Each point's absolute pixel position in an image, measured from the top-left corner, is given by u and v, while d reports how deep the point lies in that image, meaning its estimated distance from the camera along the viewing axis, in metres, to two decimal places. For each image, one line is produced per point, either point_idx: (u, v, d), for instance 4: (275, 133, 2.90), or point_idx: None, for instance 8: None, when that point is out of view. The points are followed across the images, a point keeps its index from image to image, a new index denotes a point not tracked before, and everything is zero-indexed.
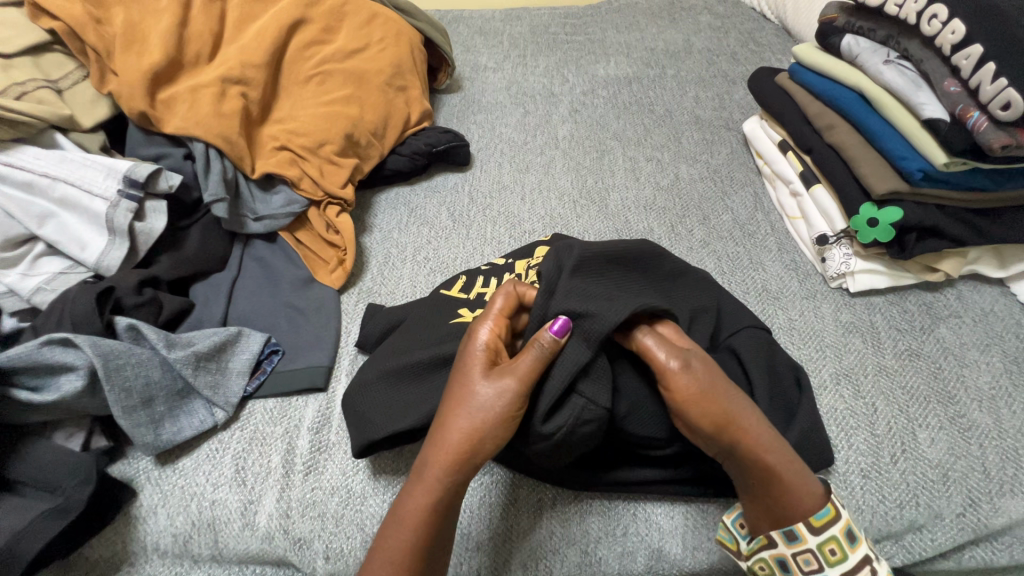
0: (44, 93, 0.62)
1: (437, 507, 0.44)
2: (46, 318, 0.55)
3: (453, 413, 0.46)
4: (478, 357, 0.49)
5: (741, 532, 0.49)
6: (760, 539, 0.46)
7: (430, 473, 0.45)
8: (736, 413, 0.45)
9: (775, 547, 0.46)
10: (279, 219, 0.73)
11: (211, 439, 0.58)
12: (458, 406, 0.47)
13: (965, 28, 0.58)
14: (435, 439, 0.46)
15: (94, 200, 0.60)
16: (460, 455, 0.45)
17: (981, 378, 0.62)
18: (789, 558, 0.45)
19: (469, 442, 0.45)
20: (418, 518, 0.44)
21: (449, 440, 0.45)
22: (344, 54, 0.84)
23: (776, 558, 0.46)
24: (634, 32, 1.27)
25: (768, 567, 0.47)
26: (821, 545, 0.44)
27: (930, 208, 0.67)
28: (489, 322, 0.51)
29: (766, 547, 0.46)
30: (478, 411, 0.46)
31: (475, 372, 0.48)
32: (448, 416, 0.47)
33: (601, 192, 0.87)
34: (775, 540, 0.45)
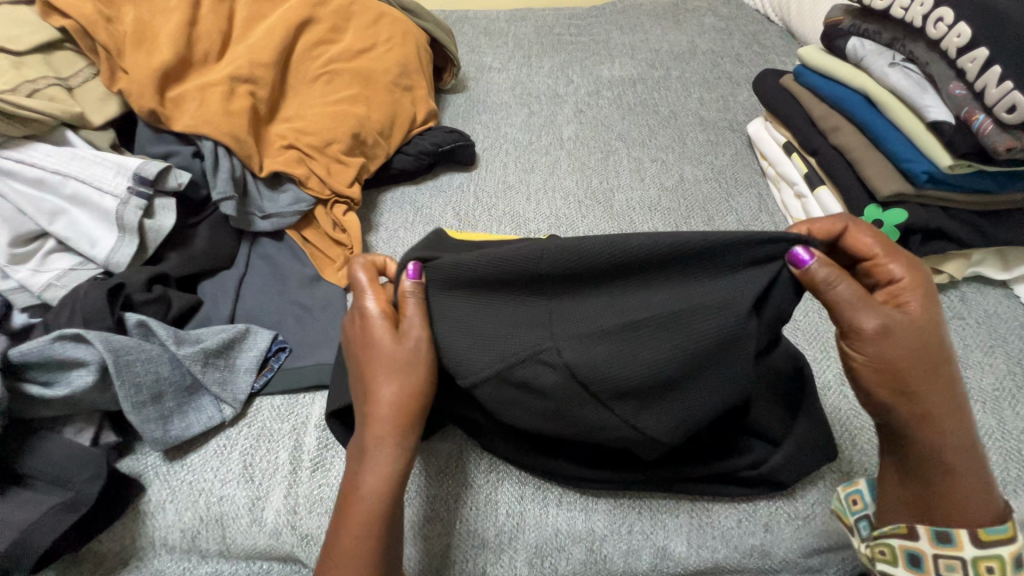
0: (55, 90, 0.63)
1: (393, 474, 0.47)
2: (57, 313, 0.56)
3: (382, 381, 0.48)
4: (379, 322, 0.50)
5: (854, 510, 0.50)
6: (899, 527, 0.46)
7: (382, 448, 0.47)
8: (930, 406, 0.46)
9: (914, 540, 0.45)
10: (286, 217, 0.73)
11: (218, 435, 0.58)
12: (391, 371, 0.48)
13: (971, 31, 0.58)
14: (371, 410, 0.48)
15: (104, 196, 0.61)
16: (402, 421, 0.48)
17: (985, 380, 0.62)
18: (925, 554, 0.45)
19: (406, 406, 0.48)
20: (379, 490, 0.46)
21: (387, 409, 0.47)
22: (351, 53, 0.85)
23: (906, 550, 0.46)
24: (638, 33, 1.27)
25: (889, 554, 0.47)
26: (979, 558, 0.44)
27: (935, 210, 0.67)
28: (371, 292, 0.52)
29: (903, 535, 0.46)
30: (404, 375, 0.48)
31: (383, 339, 0.49)
32: (377, 387, 0.48)
33: (606, 192, 0.88)
34: (918, 534, 0.45)
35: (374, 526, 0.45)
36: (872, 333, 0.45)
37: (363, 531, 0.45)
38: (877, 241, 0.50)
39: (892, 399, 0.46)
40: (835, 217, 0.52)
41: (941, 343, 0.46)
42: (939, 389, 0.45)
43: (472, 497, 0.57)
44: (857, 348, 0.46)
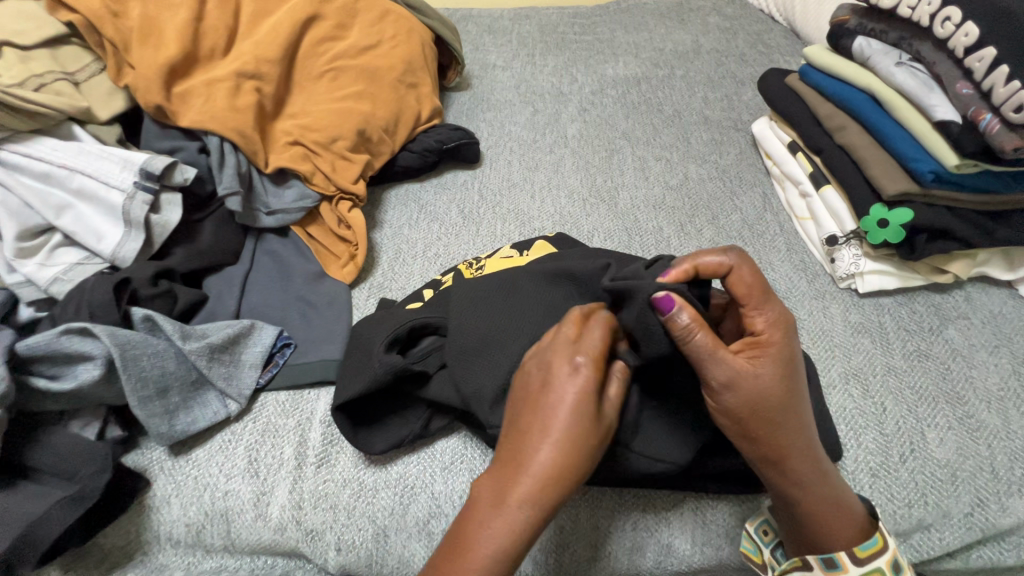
0: (61, 85, 0.63)
1: (516, 549, 0.40)
2: (63, 308, 0.56)
3: (546, 446, 0.41)
4: (581, 378, 0.42)
5: (765, 542, 0.53)
6: (793, 560, 0.49)
7: (515, 511, 0.40)
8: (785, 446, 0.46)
9: (810, 570, 0.49)
10: (292, 213, 0.73)
11: (223, 430, 0.59)
12: (563, 440, 0.41)
13: (979, 30, 0.58)
14: (513, 473, 0.41)
15: (110, 191, 0.61)
16: (546, 491, 0.41)
17: (989, 380, 0.62)
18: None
19: (554, 476, 0.41)
20: (500, 559, 0.40)
21: (529, 479, 0.40)
22: (357, 50, 0.85)
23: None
24: (642, 32, 1.27)
25: None
26: (865, 575, 0.48)
27: (940, 209, 0.67)
28: (588, 350, 0.44)
29: (800, 569, 0.49)
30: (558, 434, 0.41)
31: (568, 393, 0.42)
32: (536, 443, 0.41)
33: (610, 190, 0.88)
34: (811, 564, 0.49)
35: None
36: (717, 386, 0.45)
37: None
38: (748, 292, 0.46)
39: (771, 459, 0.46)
40: (723, 251, 0.47)
41: (788, 395, 0.45)
42: (790, 431, 0.46)
43: None
44: (713, 398, 0.46)
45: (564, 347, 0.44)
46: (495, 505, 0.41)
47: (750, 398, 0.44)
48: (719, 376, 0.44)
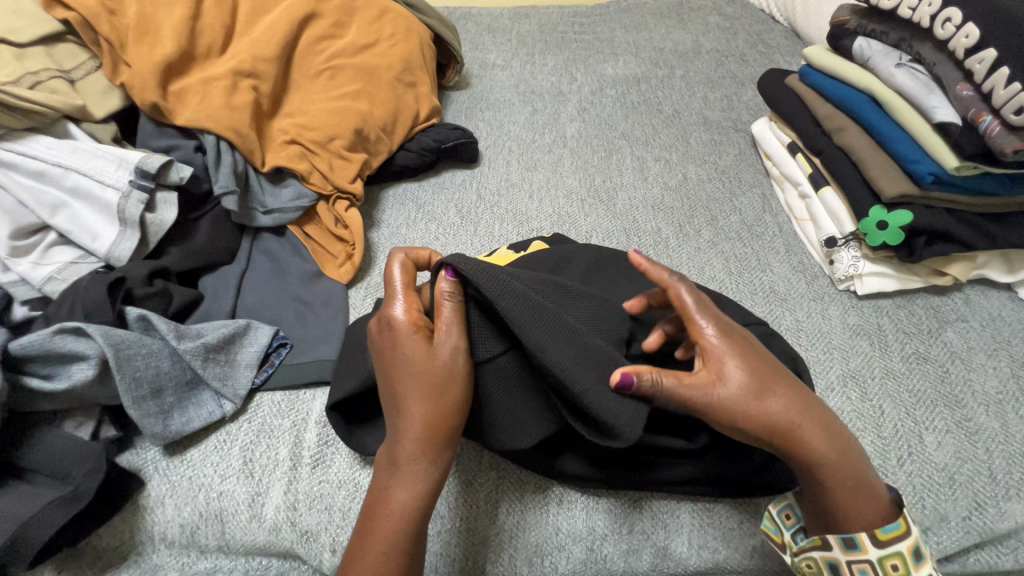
0: (57, 83, 0.63)
1: (424, 492, 0.45)
2: (57, 307, 0.56)
3: (414, 401, 0.45)
4: (410, 334, 0.47)
5: (786, 525, 0.50)
6: (813, 540, 0.47)
7: (414, 465, 0.45)
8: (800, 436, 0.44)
9: (829, 550, 0.46)
10: (289, 213, 0.73)
11: (219, 431, 0.58)
12: (423, 391, 0.45)
13: (979, 32, 0.58)
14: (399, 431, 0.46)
15: (106, 189, 0.60)
16: (437, 437, 0.46)
17: (988, 383, 0.62)
18: (842, 563, 0.46)
19: (444, 423, 0.46)
20: (410, 511, 0.45)
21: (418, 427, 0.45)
22: (355, 49, 0.84)
23: (827, 561, 0.47)
24: (642, 32, 1.27)
25: (816, 566, 0.47)
26: (883, 558, 0.45)
27: (940, 211, 0.67)
28: (400, 296, 0.49)
29: (818, 548, 0.46)
30: (441, 379, 0.46)
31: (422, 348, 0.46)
32: (408, 404, 0.46)
33: (609, 191, 0.87)
34: (831, 544, 0.46)
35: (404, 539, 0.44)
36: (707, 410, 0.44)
37: (390, 549, 0.44)
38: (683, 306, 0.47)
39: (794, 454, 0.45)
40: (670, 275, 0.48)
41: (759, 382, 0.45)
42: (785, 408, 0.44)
43: (473, 496, 0.56)
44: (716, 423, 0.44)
45: (387, 305, 0.49)
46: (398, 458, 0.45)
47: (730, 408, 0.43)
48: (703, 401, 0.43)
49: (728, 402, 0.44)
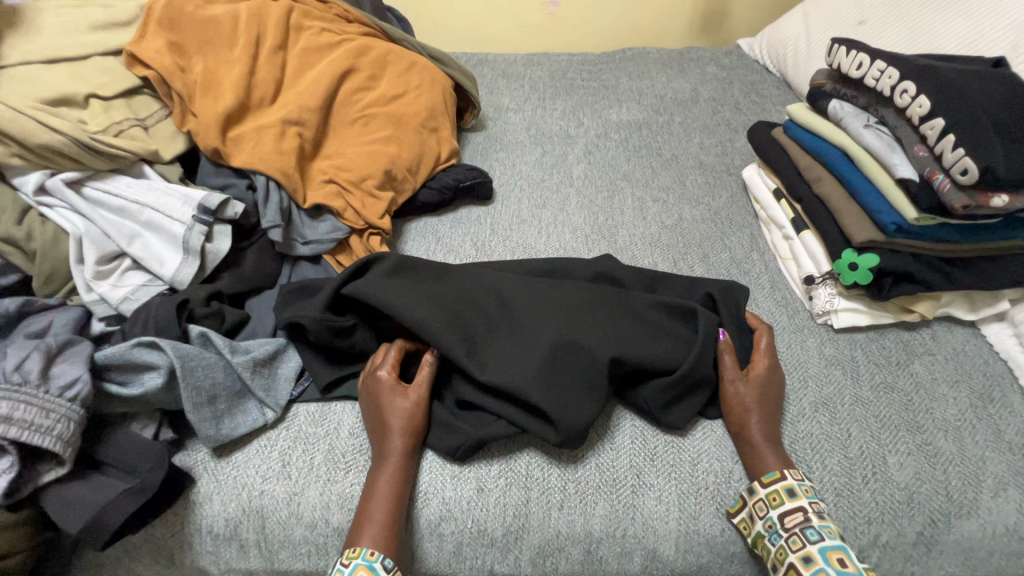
0: (135, 130, 0.73)
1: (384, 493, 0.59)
2: (132, 323, 0.64)
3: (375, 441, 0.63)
4: (386, 389, 0.65)
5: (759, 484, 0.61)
6: (775, 474, 0.61)
7: (374, 474, 0.61)
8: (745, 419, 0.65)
9: (785, 480, 0.60)
10: (324, 243, 0.81)
11: (261, 436, 0.66)
12: (375, 432, 0.64)
13: (930, 103, 0.67)
14: (386, 434, 0.63)
15: (173, 223, 0.69)
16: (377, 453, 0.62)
17: (948, 411, 0.69)
18: (796, 487, 0.60)
19: (380, 438, 0.63)
20: (377, 518, 0.58)
21: (398, 422, 0.63)
22: (386, 99, 0.95)
23: (786, 488, 0.59)
24: (645, 79, 1.38)
25: (779, 497, 0.59)
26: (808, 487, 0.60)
27: (904, 255, 0.75)
28: (387, 364, 0.66)
29: (778, 478, 0.60)
30: (386, 415, 0.63)
31: (387, 399, 0.64)
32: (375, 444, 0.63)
33: (610, 228, 0.96)
34: (787, 474, 0.61)
35: (392, 503, 0.59)
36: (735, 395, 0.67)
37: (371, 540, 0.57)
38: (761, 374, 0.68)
39: (732, 410, 0.66)
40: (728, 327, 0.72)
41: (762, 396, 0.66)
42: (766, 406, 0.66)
43: (483, 501, 0.63)
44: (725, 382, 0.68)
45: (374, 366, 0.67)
46: (379, 454, 0.62)
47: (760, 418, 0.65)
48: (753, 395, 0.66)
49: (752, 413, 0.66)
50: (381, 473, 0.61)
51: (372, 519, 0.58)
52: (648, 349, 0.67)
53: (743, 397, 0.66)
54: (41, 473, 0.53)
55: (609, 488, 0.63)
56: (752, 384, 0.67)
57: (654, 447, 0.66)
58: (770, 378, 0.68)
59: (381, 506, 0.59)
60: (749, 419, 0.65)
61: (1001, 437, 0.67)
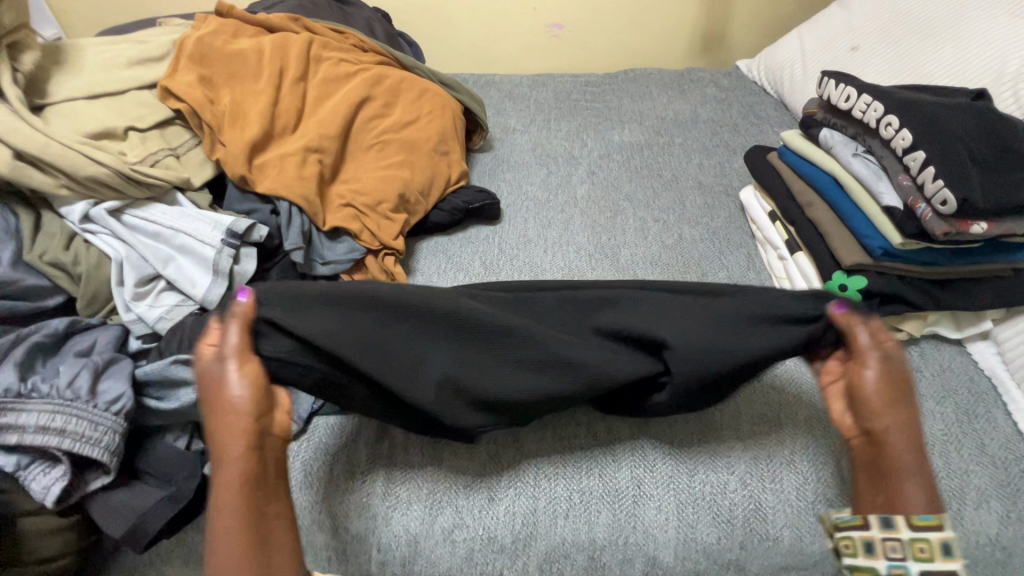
0: (169, 160, 0.78)
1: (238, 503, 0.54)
2: (168, 342, 0.68)
3: (217, 442, 0.56)
4: (219, 378, 0.57)
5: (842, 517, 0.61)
6: (855, 519, 0.59)
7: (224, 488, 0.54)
8: (885, 425, 0.61)
9: (867, 529, 0.58)
10: (342, 263, 0.86)
11: (284, 447, 0.71)
12: (217, 431, 0.56)
13: (912, 136, 0.71)
14: (222, 436, 0.56)
15: (204, 247, 0.73)
16: (220, 454, 0.56)
17: (935, 426, 0.73)
18: (876, 540, 0.57)
19: (222, 435, 0.56)
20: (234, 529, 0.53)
21: (227, 418, 0.56)
22: (400, 125, 1.01)
23: (863, 540, 0.58)
24: (646, 101, 1.43)
25: (852, 545, 0.59)
26: (911, 539, 0.55)
27: (891, 278, 0.79)
28: (225, 351, 0.58)
29: (858, 527, 0.58)
30: (225, 414, 0.56)
31: (224, 396, 0.57)
32: (217, 447, 0.56)
33: (613, 247, 1.01)
34: (869, 523, 0.58)
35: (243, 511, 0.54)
36: (868, 383, 0.62)
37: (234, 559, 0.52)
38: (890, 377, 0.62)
39: (881, 408, 0.61)
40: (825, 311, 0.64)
41: (905, 383, 0.62)
42: (898, 410, 0.61)
43: (493, 510, 0.67)
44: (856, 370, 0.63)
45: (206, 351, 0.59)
46: (218, 455, 0.56)
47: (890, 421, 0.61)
48: (871, 375, 0.62)
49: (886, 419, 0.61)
50: (225, 476, 0.55)
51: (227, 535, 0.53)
52: (743, 344, 0.62)
53: (870, 381, 0.62)
54: (89, 480, 0.58)
55: (612, 498, 0.67)
56: (886, 377, 0.62)
57: (654, 461, 0.70)
58: (895, 360, 0.62)
59: (230, 493, 0.54)
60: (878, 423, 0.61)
61: (984, 450, 0.70)
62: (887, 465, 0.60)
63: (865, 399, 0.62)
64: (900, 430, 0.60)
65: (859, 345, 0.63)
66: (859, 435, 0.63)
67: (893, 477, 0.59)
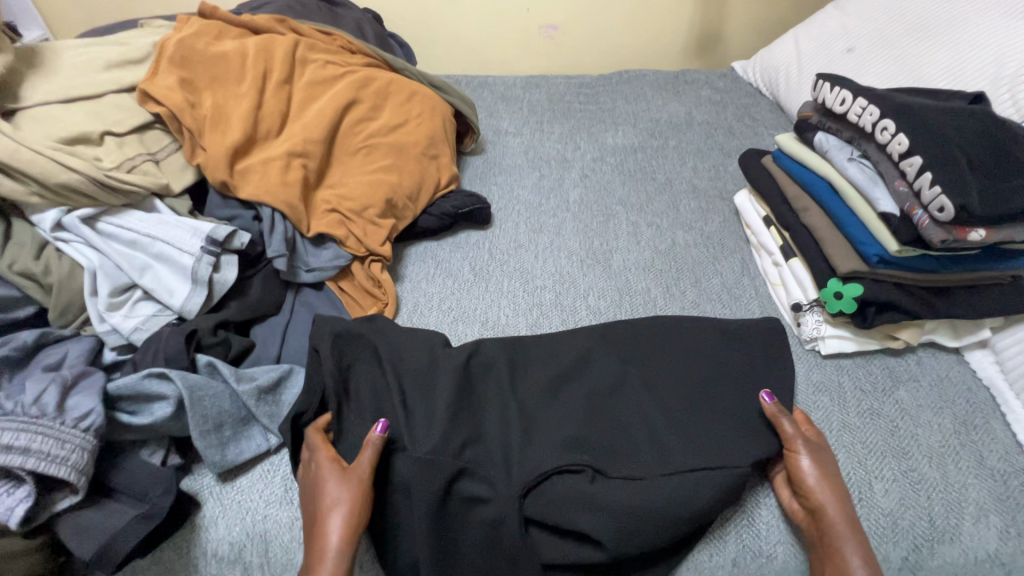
0: (147, 166, 0.76)
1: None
2: (143, 353, 0.66)
3: (314, 535, 0.57)
4: (336, 473, 0.60)
5: None
6: None
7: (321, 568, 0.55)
8: (827, 514, 0.59)
9: None
10: (327, 270, 0.84)
11: (265, 461, 0.69)
12: (314, 517, 0.58)
13: (909, 141, 0.70)
14: (322, 515, 0.57)
15: (182, 255, 0.71)
16: (316, 552, 0.56)
17: (932, 437, 0.71)
18: None
19: (320, 523, 0.57)
20: None
21: (333, 511, 0.57)
22: (388, 129, 0.99)
23: None
24: (641, 102, 1.42)
25: None
26: None
27: (887, 285, 0.77)
28: (356, 472, 0.59)
29: None
30: (323, 502, 0.58)
31: (333, 477, 0.59)
32: (318, 540, 0.57)
33: (605, 253, 0.99)
34: None
35: None
36: (806, 468, 0.61)
37: None
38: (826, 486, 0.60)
39: (816, 491, 0.60)
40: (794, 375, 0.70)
41: (835, 480, 0.61)
42: (824, 463, 0.62)
43: None
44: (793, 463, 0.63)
45: (329, 466, 0.60)
46: (314, 555, 0.56)
47: (825, 473, 0.61)
48: (806, 461, 0.62)
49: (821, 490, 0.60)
50: (320, 561, 0.55)
51: None
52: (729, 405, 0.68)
53: (812, 477, 0.61)
54: (56, 500, 0.56)
55: None
56: (823, 470, 0.61)
57: None
58: (824, 450, 0.64)
59: (326, 575, 0.55)
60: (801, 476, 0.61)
61: (983, 464, 0.69)
62: (826, 533, 0.59)
63: (809, 489, 0.61)
64: (841, 504, 0.60)
65: (788, 437, 0.64)
66: (805, 513, 0.61)
67: (829, 552, 0.58)
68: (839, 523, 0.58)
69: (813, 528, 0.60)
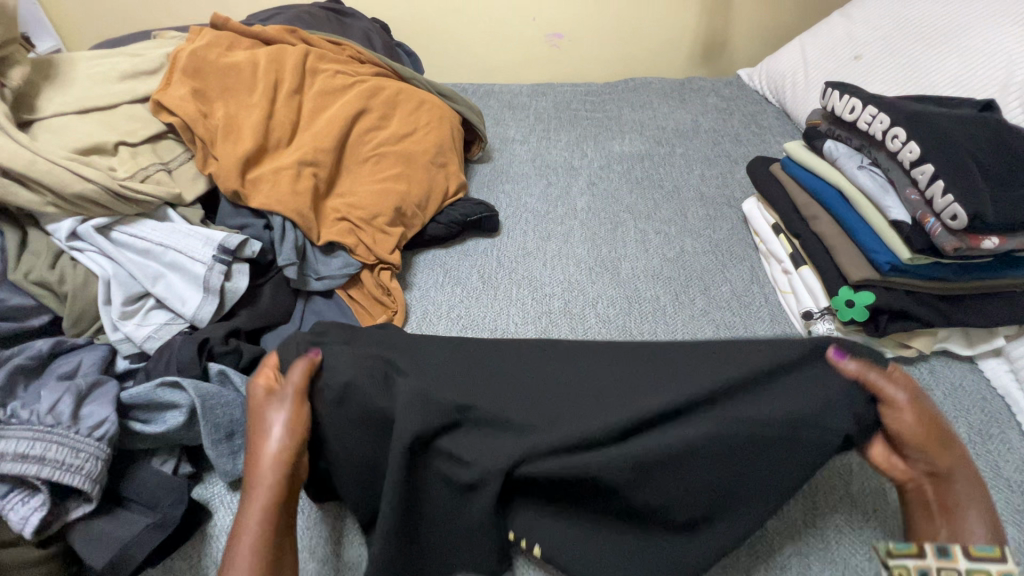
0: (161, 175, 0.77)
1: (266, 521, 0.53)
2: (156, 362, 0.67)
3: (251, 458, 0.57)
4: (269, 395, 0.60)
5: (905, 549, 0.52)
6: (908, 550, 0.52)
7: (257, 501, 0.54)
8: (948, 465, 0.55)
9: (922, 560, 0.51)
10: (337, 279, 0.85)
11: None
12: (253, 439, 0.58)
13: (920, 148, 0.69)
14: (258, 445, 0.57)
15: (194, 263, 0.72)
16: (252, 477, 0.56)
17: None
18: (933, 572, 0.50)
19: (259, 448, 0.57)
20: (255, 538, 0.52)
21: (269, 431, 0.58)
22: (396, 138, 0.99)
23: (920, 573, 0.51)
24: (647, 110, 1.42)
25: None
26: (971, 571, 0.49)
27: (899, 293, 0.76)
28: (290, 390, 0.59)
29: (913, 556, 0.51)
30: (262, 424, 0.58)
31: (275, 405, 0.59)
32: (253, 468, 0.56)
33: (614, 261, 0.99)
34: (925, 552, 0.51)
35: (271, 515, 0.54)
36: (904, 417, 0.57)
37: None
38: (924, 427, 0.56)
39: (925, 449, 0.56)
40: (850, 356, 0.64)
41: (936, 428, 0.57)
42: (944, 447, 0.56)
43: None
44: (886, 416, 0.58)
45: (267, 389, 0.61)
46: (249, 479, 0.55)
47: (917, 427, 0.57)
48: (899, 396, 0.58)
49: (930, 438, 0.56)
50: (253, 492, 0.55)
51: (241, 550, 0.51)
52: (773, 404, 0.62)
53: (906, 423, 0.57)
54: (69, 508, 0.56)
55: None
56: (920, 418, 0.57)
57: None
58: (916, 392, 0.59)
59: (259, 500, 0.54)
60: (907, 443, 0.56)
61: (1001, 474, 0.68)
62: (939, 495, 0.55)
63: (908, 444, 0.56)
64: (960, 462, 0.56)
65: (884, 390, 0.58)
66: (917, 475, 0.56)
67: (938, 511, 0.54)
68: (957, 478, 0.55)
69: (925, 490, 0.56)
